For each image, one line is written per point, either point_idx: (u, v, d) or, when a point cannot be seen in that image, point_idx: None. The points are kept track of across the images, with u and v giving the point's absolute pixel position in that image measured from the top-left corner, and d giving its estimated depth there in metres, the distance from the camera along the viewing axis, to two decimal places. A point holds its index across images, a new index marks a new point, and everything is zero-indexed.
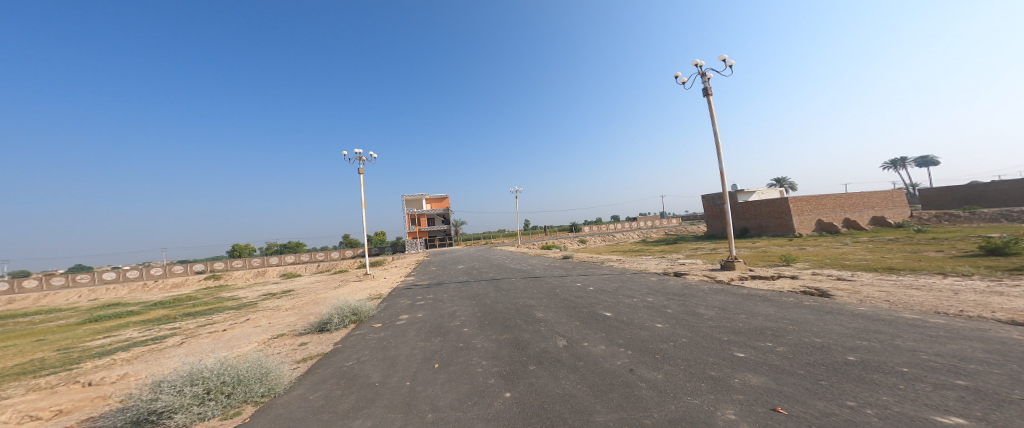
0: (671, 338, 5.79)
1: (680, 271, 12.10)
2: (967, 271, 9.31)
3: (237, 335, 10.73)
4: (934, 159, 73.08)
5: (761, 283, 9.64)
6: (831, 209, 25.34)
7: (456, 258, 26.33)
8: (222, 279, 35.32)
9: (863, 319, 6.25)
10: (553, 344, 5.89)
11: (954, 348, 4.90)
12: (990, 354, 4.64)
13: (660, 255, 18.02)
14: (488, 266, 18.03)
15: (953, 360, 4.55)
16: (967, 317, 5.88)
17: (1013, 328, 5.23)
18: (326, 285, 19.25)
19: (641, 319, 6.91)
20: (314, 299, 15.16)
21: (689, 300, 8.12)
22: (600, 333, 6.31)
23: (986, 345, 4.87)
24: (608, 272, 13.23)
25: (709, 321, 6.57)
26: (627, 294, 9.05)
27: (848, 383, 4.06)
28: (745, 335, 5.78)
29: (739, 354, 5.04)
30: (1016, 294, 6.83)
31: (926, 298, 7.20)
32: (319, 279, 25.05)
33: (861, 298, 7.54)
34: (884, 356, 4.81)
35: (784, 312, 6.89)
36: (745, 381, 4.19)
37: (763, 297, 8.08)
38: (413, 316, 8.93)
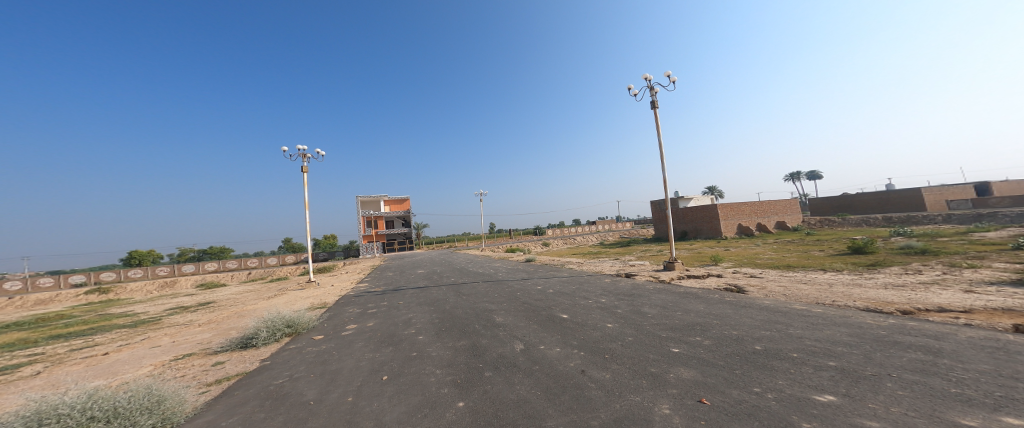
0: (619, 338, 6.01)
1: (628, 272, 12.82)
2: (840, 267, 11.11)
3: (124, 360, 8.99)
4: (821, 173, 87.16)
5: (694, 281, 10.52)
6: (749, 215, 28.80)
7: (415, 262, 25.41)
8: (113, 293, 29.70)
9: (768, 312, 7.09)
10: (511, 349, 5.81)
11: (828, 334, 5.73)
12: (852, 337, 5.50)
13: (617, 255, 20.06)
14: (450, 269, 17.80)
15: (830, 344, 5.31)
16: (839, 306, 6.94)
17: (868, 314, 6.28)
18: (257, 295, 17.19)
19: (595, 320, 7.13)
20: (237, 311, 13.39)
21: (636, 299, 8.57)
22: (556, 335, 6.36)
23: (850, 330, 5.79)
24: (564, 274, 13.57)
25: (652, 319, 6.98)
26: (583, 296, 9.32)
27: (755, 371, 4.52)
28: (680, 330, 6.22)
29: (675, 349, 5.39)
30: (871, 286, 8.24)
31: (810, 291, 8.41)
32: (244, 289, 22.23)
33: (767, 292, 8.57)
34: (783, 344, 5.46)
35: (710, 308, 7.55)
36: (678, 376, 4.47)
37: (695, 294, 8.80)
38: (361, 325, 8.22)
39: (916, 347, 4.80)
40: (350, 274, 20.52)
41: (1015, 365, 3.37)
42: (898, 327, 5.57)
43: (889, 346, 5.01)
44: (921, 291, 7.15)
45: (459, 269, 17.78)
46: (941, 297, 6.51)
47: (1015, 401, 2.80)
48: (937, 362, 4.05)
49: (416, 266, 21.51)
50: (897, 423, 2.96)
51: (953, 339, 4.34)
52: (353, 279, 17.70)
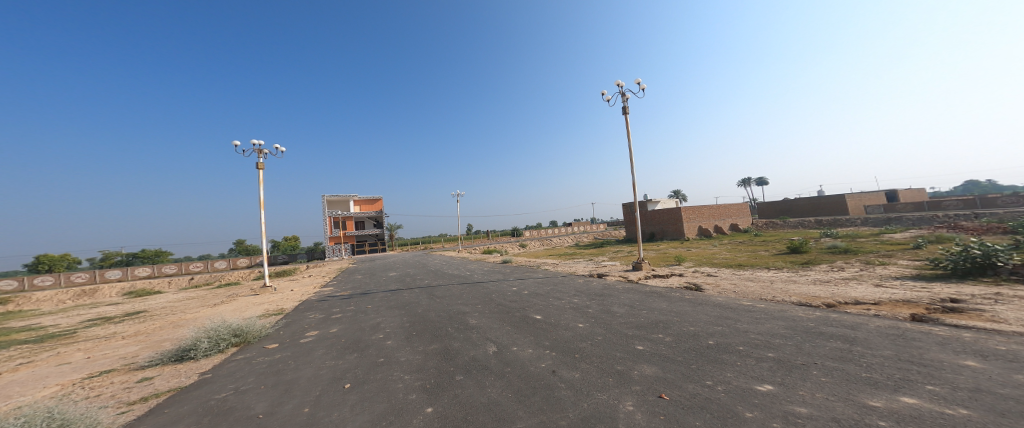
0: (588, 338, 5.97)
1: (600, 272, 12.97)
2: (781, 265, 12.04)
3: (24, 380, 7.73)
4: (766, 179, 94.66)
5: (658, 281, 10.89)
6: (708, 217, 30.57)
7: (384, 265, 24.30)
8: (17, 304, 25.66)
9: (720, 308, 7.49)
10: (482, 351, 5.28)
11: (767, 327, 6.16)
12: (789, 330, 5.93)
13: (593, 255, 20.70)
14: (420, 272, 17.18)
15: (770, 337, 5.69)
16: (777, 301, 7.51)
17: (800, 308, 6.83)
18: (201, 301, 15.56)
19: (567, 320, 7.04)
20: (173, 321, 12.05)
21: (606, 299, 8.69)
22: (529, 336, 6.00)
23: (786, 323, 6.25)
24: (539, 275, 13.48)
25: (620, 318, 7.10)
26: (556, 297, 9.13)
27: (707, 365, 4.72)
28: (645, 328, 6.39)
29: (640, 346, 5.51)
30: (804, 282, 9.02)
31: (753, 288, 9.05)
32: (185, 296, 20.06)
33: (720, 290, 9.07)
34: (731, 338, 5.78)
35: (673, 305, 7.84)
36: (642, 372, 4.53)
37: (659, 293, 9.10)
38: (323, 332, 7.19)
39: (832, 337, 5.32)
40: (312, 279, 19.14)
41: (909, 349, 3.78)
42: (823, 319, 6.10)
43: (814, 337, 5.48)
44: (842, 286, 7.93)
45: (431, 270, 17.20)
46: (858, 291, 7.25)
47: (910, 382, 3.11)
48: (851, 349, 4.47)
49: (389, 268, 20.57)
50: (821, 407, 3.17)
51: (865, 328, 4.80)
52: (315, 283, 16.52)
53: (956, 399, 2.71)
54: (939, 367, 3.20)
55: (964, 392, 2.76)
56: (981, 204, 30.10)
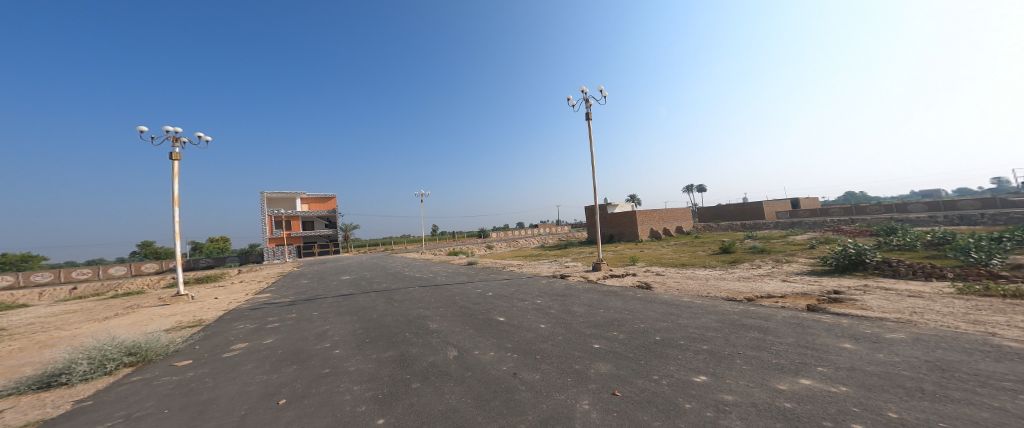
0: (549, 338, 5.48)
1: (562, 272, 12.96)
2: (715, 264, 13.18)
3: None
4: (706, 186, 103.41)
5: (613, 280, 11.19)
6: (659, 220, 32.57)
7: (334, 268, 22.57)
8: None
9: (666, 305, 7.96)
10: (444, 356, 4.60)
11: (701, 321, 6.71)
12: (719, 323, 6.49)
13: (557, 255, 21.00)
14: (375, 275, 16.18)
15: (705, 330, 6.19)
16: (710, 297, 8.20)
17: (727, 302, 7.55)
18: (91, 315, 13.04)
19: (529, 322, 6.29)
20: (49, 338, 9.95)
21: (567, 300, 8.34)
22: (491, 339, 5.27)
23: (717, 316, 6.86)
24: (503, 274, 13.17)
25: (579, 318, 6.86)
26: (520, 298, 8.29)
27: (653, 359, 4.92)
28: (602, 327, 6.37)
29: (596, 345, 5.32)
30: (732, 278, 9.98)
31: (693, 285, 9.78)
32: (76, 307, 16.85)
33: (667, 288, 9.64)
34: (673, 332, 6.20)
35: (628, 304, 8.12)
36: (599, 371, 4.29)
37: (615, 293, 9.28)
38: (254, 344, 6.48)
39: (749, 327, 6.00)
40: (246, 285, 17.06)
41: (807, 335, 4.34)
42: (745, 312, 6.78)
43: (738, 328, 6.08)
44: (759, 282, 8.91)
45: (388, 273, 16.29)
46: (771, 286, 8.20)
47: (806, 365, 3.58)
48: (766, 339, 5.01)
49: (342, 272, 19.10)
50: (743, 393, 3.50)
51: (776, 319, 5.41)
52: (248, 290, 14.61)
53: (838, 377, 3.17)
54: (825, 351, 3.72)
55: (844, 371, 3.23)
56: (855, 211, 35.66)
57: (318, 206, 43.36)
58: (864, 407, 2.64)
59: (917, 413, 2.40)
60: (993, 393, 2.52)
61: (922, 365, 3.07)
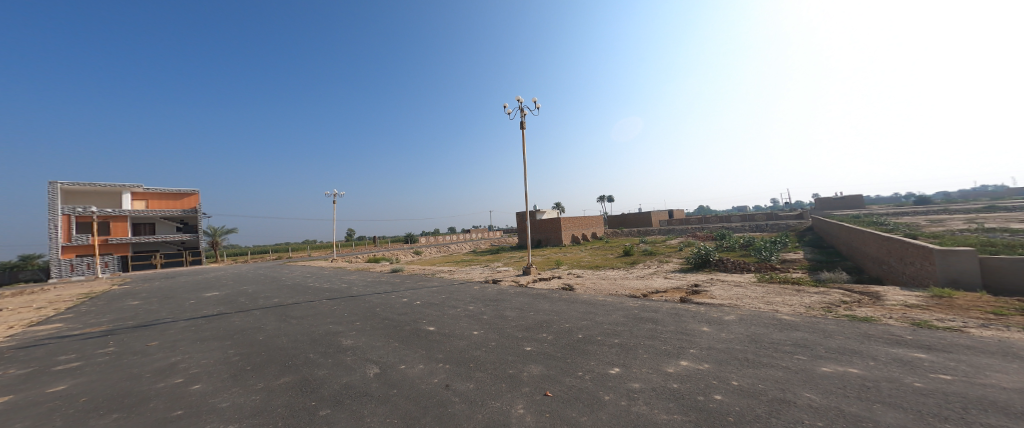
0: (482, 345, 5.02)
1: (496, 276, 12.87)
2: (620, 265, 14.79)
3: None
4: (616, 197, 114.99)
5: (541, 283, 11.41)
6: (579, 225, 34.94)
7: (203, 282, 18.03)
8: None
9: (585, 305, 8.37)
10: (362, 376, 4.32)
11: (613, 316, 7.40)
12: (627, 317, 7.24)
13: (489, 261, 20.93)
14: (275, 287, 13.80)
15: (615, 324, 6.73)
16: (617, 295, 9.13)
17: (629, 299, 8.52)
18: None
19: (462, 329, 6.00)
20: None
21: (502, 304, 7.95)
22: (420, 351, 5.02)
23: (624, 312, 7.66)
24: (432, 282, 12.52)
25: (513, 321, 6.36)
26: (451, 305, 8.11)
27: (576, 357, 4.44)
28: (533, 330, 5.75)
29: (528, 348, 4.79)
30: (634, 277, 11.23)
31: (605, 285, 10.71)
32: None
33: (586, 289, 10.32)
34: (592, 330, 6.24)
35: (558, 307, 7.93)
36: (531, 373, 3.93)
37: (544, 295, 9.29)
38: (25, 395, 4.24)
39: (644, 319, 6.94)
40: (23, 310, 11.32)
41: (684, 322, 5.17)
42: (643, 306, 7.73)
43: (638, 321, 6.87)
44: (651, 279, 10.22)
45: (288, 286, 13.97)
46: (660, 282, 9.49)
47: (682, 348, 4.28)
48: (659, 328, 5.78)
49: (224, 285, 15.64)
50: (633, 371, 3.96)
51: (664, 310, 6.31)
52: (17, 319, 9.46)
53: (702, 355, 3.88)
54: (691, 333, 4.54)
55: (705, 350, 3.96)
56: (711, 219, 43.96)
57: (163, 204, 30.11)
58: (719, 379, 3.27)
59: (750, 378, 3.06)
60: (792, 357, 3.32)
61: (759, 340, 3.86)
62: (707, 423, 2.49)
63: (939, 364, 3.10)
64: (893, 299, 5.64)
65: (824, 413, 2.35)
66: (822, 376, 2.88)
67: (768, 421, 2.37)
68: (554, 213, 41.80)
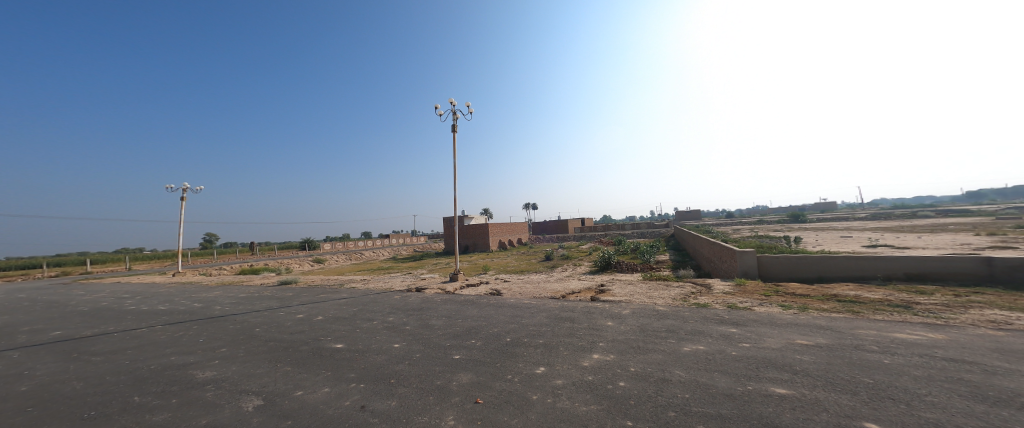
0: (406, 358, 4.87)
1: (421, 285, 12.39)
2: (543, 269, 15.52)
3: None
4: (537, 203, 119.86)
5: (469, 289, 11.33)
6: (506, 231, 35.69)
7: None
8: None
9: (513, 308, 8.63)
10: (236, 412, 3.48)
11: (538, 317, 7.76)
12: (550, 317, 7.66)
13: (412, 269, 19.97)
14: (104, 306, 10.30)
15: (540, 325, 7.04)
16: (541, 297, 9.58)
17: (552, 300, 9.03)
18: None
19: (379, 343, 5.73)
20: None
21: (425, 313, 7.75)
22: (323, 372, 4.54)
23: (547, 313, 8.06)
24: (338, 296, 11.06)
25: (440, 330, 6.24)
26: (365, 318, 7.63)
27: (506, 361, 4.54)
28: (461, 337, 5.74)
29: (456, 356, 4.79)
30: (556, 280, 11.90)
31: (530, 288, 11.18)
32: None
33: (513, 293, 10.59)
34: (519, 332, 6.47)
35: (486, 312, 7.98)
36: (459, 382, 3.90)
37: (472, 301, 9.25)
38: None
39: (564, 318, 7.43)
40: None
41: (600, 317, 5.69)
42: (564, 306, 8.26)
43: (560, 320, 7.28)
44: (569, 280, 11.20)
45: (85, 310, 9.65)
46: (576, 283, 10.36)
47: (593, 342, 4.71)
48: (575, 326, 6.27)
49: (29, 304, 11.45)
50: (553, 366, 4.22)
51: (581, 309, 6.85)
52: None
53: (609, 347, 4.35)
54: (600, 328, 5.04)
55: (611, 342, 4.43)
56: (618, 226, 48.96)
57: None
58: (619, 368, 3.72)
59: (642, 364, 3.53)
60: (669, 340, 3.96)
61: (648, 329, 4.48)
62: (616, 409, 2.80)
63: (746, 336, 4.01)
64: (714, 287, 7.05)
65: (696, 387, 2.81)
66: (683, 355, 3.50)
67: (658, 400, 2.75)
68: (481, 217, 41.84)
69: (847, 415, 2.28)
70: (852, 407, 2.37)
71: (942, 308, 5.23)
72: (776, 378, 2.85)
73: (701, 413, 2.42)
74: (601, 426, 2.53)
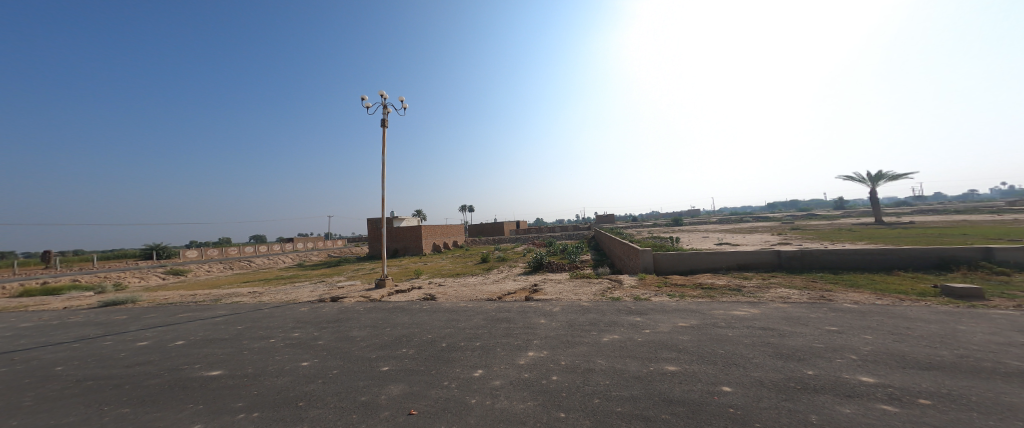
0: (320, 376, 4.20)
1: (336, 294, 10.69)
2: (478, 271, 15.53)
3: None
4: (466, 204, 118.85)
5: (400, 295, 10.85)
6: (440, 234, 34.99)
7: None
8: None
9: (448, 313, 8.48)
10: None
11: (474, 320, 7.74)
12: (487, 319, 7.72)
13: (323, 277, 17.12)
14: None
15: (477, 328, 7.03)
16: (478, 299, 9.59)
17: (488, 302, 9.11)
18: None
19: (280, 363, 4.63)
20: None
21: (343, 325, 6.75)
22: (190, 408, 3.45)
23: (484, 315, 8.11)
24: (208, 312, 8.27)
25: (361, 341, 5.66)
26: (257, 337, 5.85)
27: (442, 367, 4.47)
28: (388, 346, 5.45)
29: (385, 368, 4.48)
30: (493, 281, 12.02)
31: (465, 291, 11.14)
32: None
33: (448, 297, 10.42)
34: (455, 336, 6.42)
35: (418, 318, 7.74)
36: (388, 394, 3.66)
37: (403, 308, 8.85)
38: None
39: (499, 318, 7.56)
40: None
41: (533, 316, 5.90)
42: (501, 307, 8.39)
43: (496, 321, 7.34)
44: (506, 281, 11.42)
45: None
46: (511, 284, 10.61)
47: (527, 341, 4.83)
48: (510, 325, 6.42)
49: None
50: (489, 368, 4.26)
51: (517, 309, 7.02)
52: None
53: (542, 344, 4.54)
54: (534, 326, 5.23)
55: (544, 340, 4.62)
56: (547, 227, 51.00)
57: None
58: (551, 362, 3.92)
59: (571, 357, 3.78)
60: (592, 332, 4.30)
61: (575, 324, 4.80)
62: (550, 403, 2.96)
63: (647, 323, 4.53)
64: (628, 281, 7.88)
65: (615, 373, 3.09)
66: (606, 345, 3.79)
67: (586, 389, 2.97)
68: (413, 219, 40.24)
69: (715, 382, 2.74)
70: (717, 375, 2.84)
71: (757, 289, 6.60)
72: (672, 358, 3.27)
73: (619, 397, 2.68)
74: (536, 419, 2.66)
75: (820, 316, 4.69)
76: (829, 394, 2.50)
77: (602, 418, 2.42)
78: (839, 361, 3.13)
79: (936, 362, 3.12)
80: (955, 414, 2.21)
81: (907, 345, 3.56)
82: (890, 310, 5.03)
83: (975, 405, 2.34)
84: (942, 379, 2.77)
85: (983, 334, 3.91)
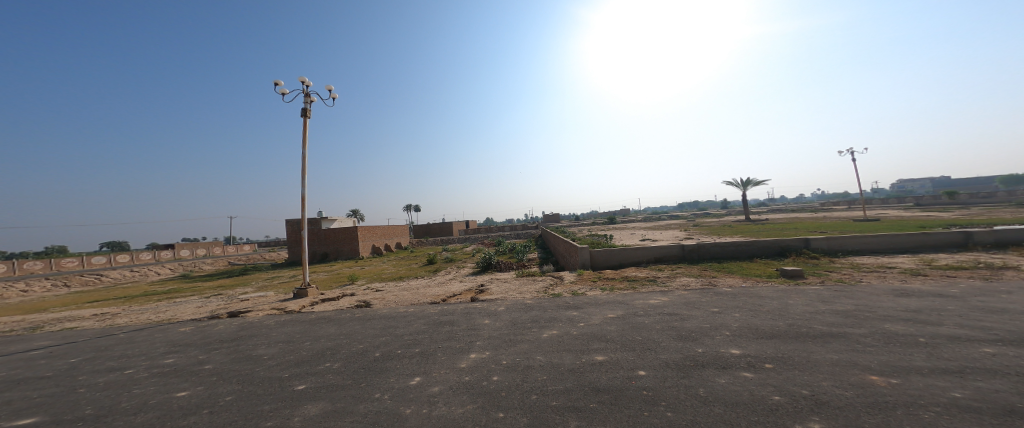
0: (205, 406, 3.58)
1: (233, 309, 9.39)
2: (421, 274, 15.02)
3: None
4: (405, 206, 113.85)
5: (327, 304, 10.06)
6: (380, 235, 33.20)
7: None
8: None
9: (384, 320, 8.08)
10: None
11: (414, 325, 7.49)
12: (426, 323, 7.51)
13: (218, 290, 14.86)
14: None
15: (417, 333, 6.82)
16: (418, 304, 9.28)
17: (429, 306, 8.85)
18: None
19: (143, 397, 3.85)
20: None
21: (243, 344, 5.95)
22: None
23: (425, 319, 7.88)
24: (22, 345, 6.63)
25: (270, 360, 5.10)
26: (102, 371, 4.83)
27: (372, 378, 4.26)
28: (308, 363, 5.00)
29: (301, 386, 4.09)
30: (436, 284, 11.72)
31: (407, 296, 10.73)
32: None
33: (387, 303, 9.92)
34: (391, 344, 6.15)
35: (344, 329, 7.23)
36: (307, 414, 3.37)
37: (329, 319, 8.21)
38: None
39: (440, 322, 7.39)
40: None
41: (475, 318, 5.88)
42: (442, 310, 8.22)
43: (437, 325, 7.18)
44: (449, 283, 11.22)
45: None
46: (456, 286, 10.43)
47: (466, 346, 4.79)
48: (453, 328, 6.33)
49: None
50: (428, 375, 4.16)
51: (459, 312, 6.95)
52: None
53: (483, 346, 4.55)
54: (478, 328, 5.24)
55: (486, 342, 4.64)
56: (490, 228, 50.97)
57: None
58: (492, 363, 3.97)
59: (512, 356, 3.86)
60: (533, 329, 4.44)
61: (518, 322, 4.91)
62: (489, 404, 2.99)
63: (582, 316, 4.81)
64: (567, 278, 8.24)
65: (553, 368, 3.23)
66: (544, 341, 3.93)
67: (524, 387, 3.07)
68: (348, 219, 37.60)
69: (633, 367, 3.00)
70: (635, 361, 3.12)
71: (669, 279, 7.37)
72: (601, 348, 3.51)
73: (555, 391, 2.81)
74: (475, 423, 2.67)
75: (708, 300, 5.38)
76: (712, 368, 2.88)
77: (538, 414, 2.52)
78: (718, 338, 3.62)
79: (777, 330, 3.77)
80: (788, 374, 2.69)
81: (763, 319, 4.24)
82: (750, 290, 5.92)
83: (799, 364, 2.88)
84: (779, 344, 3.36)
85: (804, 306, 4.81)
